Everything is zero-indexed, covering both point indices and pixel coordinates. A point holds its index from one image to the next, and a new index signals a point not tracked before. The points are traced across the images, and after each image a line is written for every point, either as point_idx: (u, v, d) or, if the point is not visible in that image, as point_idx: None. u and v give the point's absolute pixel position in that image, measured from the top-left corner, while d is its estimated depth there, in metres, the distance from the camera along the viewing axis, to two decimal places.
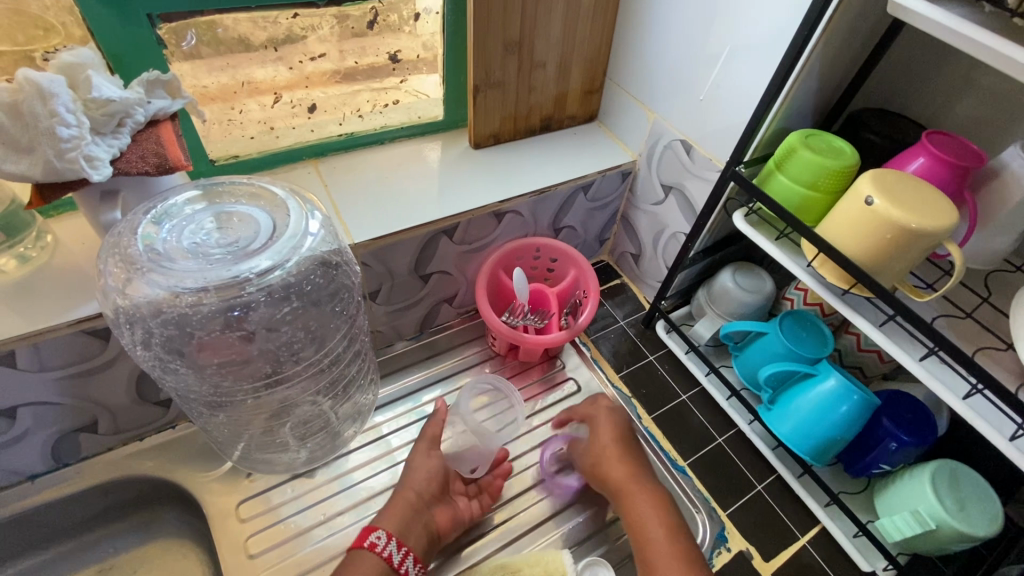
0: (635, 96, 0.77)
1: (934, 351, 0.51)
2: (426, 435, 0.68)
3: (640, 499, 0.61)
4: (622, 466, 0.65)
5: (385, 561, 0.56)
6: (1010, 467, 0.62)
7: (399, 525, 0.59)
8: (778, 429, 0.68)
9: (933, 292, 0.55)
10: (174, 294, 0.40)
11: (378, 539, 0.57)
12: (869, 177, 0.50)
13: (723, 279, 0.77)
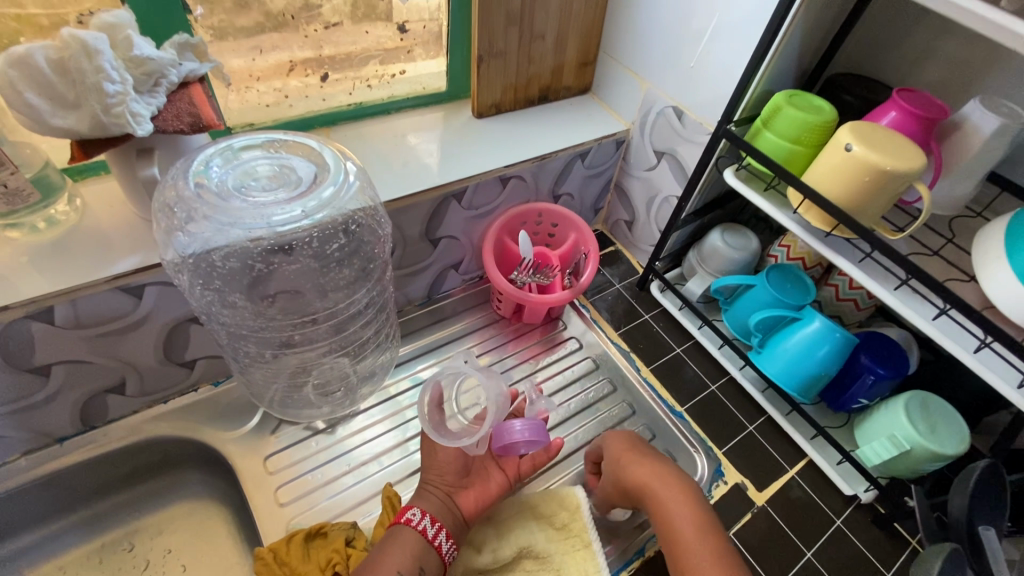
0: (628, 67, 0.82)
1: (905, 282, 0.57)
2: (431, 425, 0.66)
3: (666, 497, 0.57)
4: (667, 488, 0.58)
5: (419, 533, 0.55)
6: (973, 395, 0.70)
7: (435, 505, 0.59)
8: (768, 370, 0.75)
9: (904, 231, 0.61)
10: (230, 230, 0.44)
11: (414, 515, 0.57)
12: (847, 128, 0.56)
13: (712, 239, 0.83)
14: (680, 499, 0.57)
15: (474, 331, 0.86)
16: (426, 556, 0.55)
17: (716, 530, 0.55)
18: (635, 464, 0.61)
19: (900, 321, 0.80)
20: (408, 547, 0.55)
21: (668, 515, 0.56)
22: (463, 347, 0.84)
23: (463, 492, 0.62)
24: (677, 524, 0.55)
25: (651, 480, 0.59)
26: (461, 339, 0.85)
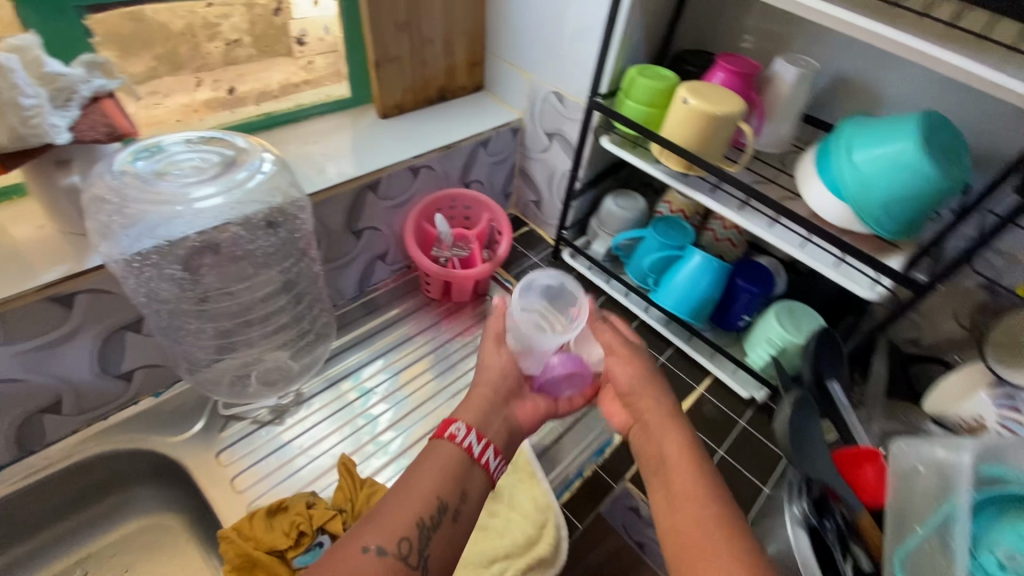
0: (512, 63, 0.93)
1: (745, 202, 0.72)
2: (489, 336, 0.72)
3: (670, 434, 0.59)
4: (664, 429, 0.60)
5: (462, 450, 0.57)
6: (828, 299, 0.85)
7: (473, 418, 0.61)
8: (666, 304, 0.87)
9: (737, 162, 0.74)
10: (163, 206, 0.55)
11: (458, 429, 0.58)
12: (686, 87, 0.69)
13: (607, 204, 0.95)
14: (670, 427, 0.60)
15: (408, 315, 0.92)
16: (465, 478, 0.56)
17: (706, 463, 0.56)
18: (636, 392, 0.64)
19: (769, 252, 0.95)
20: (449, 463, 0.56)
21: (659, 444, 0.59)
22: (397, 330, 0.89)
23: (517, 405, 0.67)
24: (666, 448, 0.58)
25: (659, 414, 0.61)
26: (396, 323, 0.90)
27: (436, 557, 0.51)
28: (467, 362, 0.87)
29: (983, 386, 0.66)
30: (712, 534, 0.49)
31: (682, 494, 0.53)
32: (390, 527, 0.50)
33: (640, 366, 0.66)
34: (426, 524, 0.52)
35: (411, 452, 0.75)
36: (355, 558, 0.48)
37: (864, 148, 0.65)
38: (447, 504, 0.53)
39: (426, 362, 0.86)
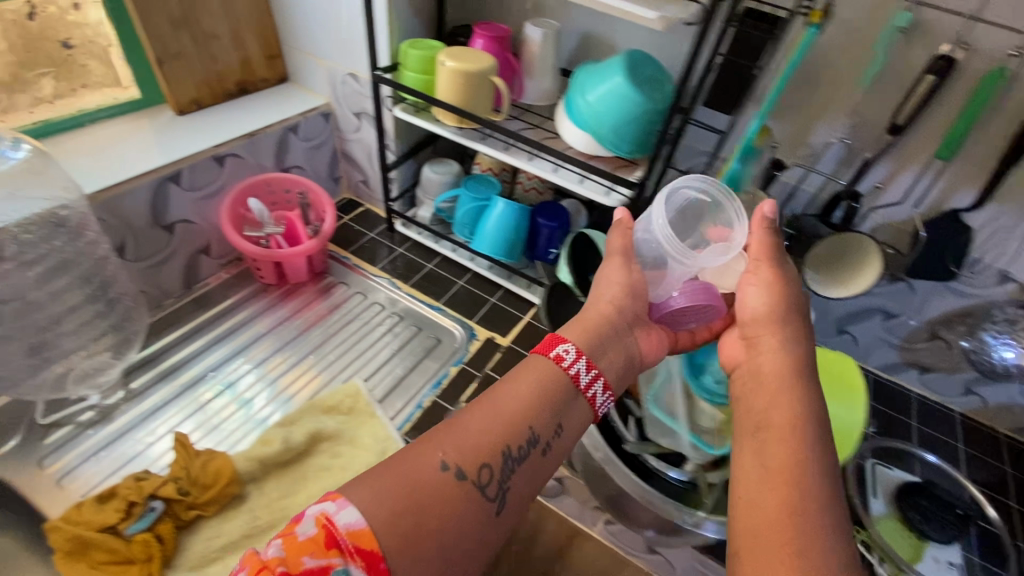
0: (307, 52, 0.99)
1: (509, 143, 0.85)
2: (612, 250, 0.65)
3: (790, 397, 0.50)
4: (782, 388, 0.51)
5: (569, 377, 0.51)
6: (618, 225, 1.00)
7: (585, 344, 0.54)
8: (483, 249, 0.98)
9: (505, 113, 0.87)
10: None
11: (566, 352, 0.52)
12: (444, 53, 0.80)
13: (424, 172, 1.04)
14: (786, 380, 0.52)
15: (244, 301, 0.95)
16: (562, 407, 0.50)
17: (824, 433, 0.47)
18: (760, 325, 0.58)
19: (571, 195, 1.09)
20: (541, 385, 0.49)
21: (768, 394, 0.52)
22: (233, 318, 0.92)
23: (639, 331, 0.61)
24: (778, 407, 0.49)
25: (777, 367, 0.54)
26: (230, 311, 0.92)
27: (515, 490, 0.45)
28: (309, 335, 0.92)
29: None
30: (793, 501, 0.42)
31: (775, 447, 0.46)
32: (475, 446, 0.43)
33: (783, 300, 0.58)
34: (511, 454, 0.45)
35: (271, 402, 0.82)
36: (427, 471, 0.41)
37: (593, 90, 0.79)
38: (538, 437, 0.47)
39: (266, 342, 0.89)
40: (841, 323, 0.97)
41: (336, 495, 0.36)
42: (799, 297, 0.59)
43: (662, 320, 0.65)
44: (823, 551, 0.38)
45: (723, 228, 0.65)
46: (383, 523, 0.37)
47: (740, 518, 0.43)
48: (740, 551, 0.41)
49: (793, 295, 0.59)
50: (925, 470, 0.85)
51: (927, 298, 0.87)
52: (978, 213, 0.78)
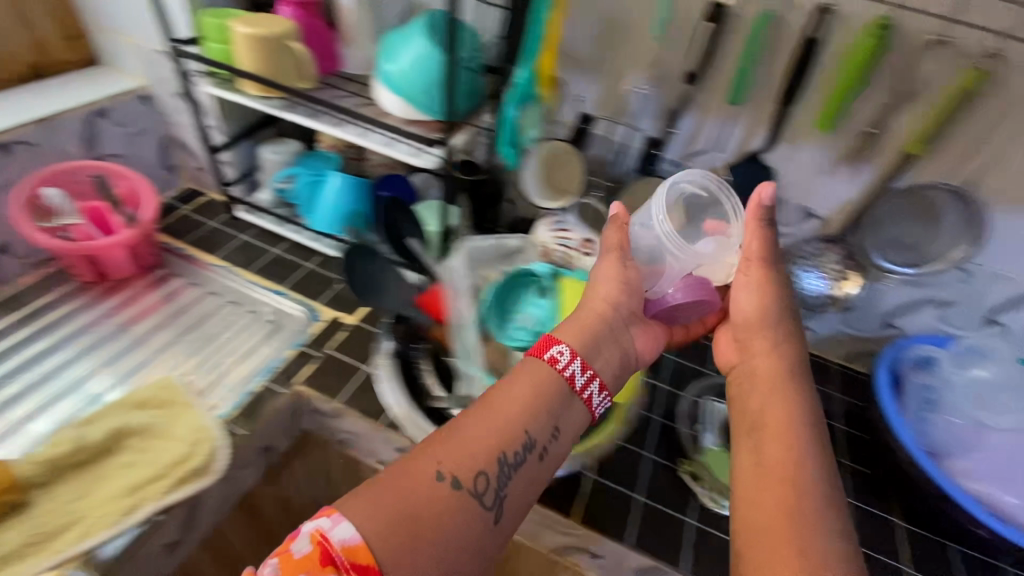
0: (112, 30, 0.93)
1: (317, 110, 0.81)
2: (609, 246, 0.68)
3: (784, 411, 0.60)
4: (775, 397, 0.62)
5: (564, 378, 0.58)
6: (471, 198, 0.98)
7: (579, 344, 0.61)
8: (324, 226, 0.94)
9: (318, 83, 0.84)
10: None
11: (560, 353, 0.59)
12: (236, 19, 0.77)
13: (262, 152, 0.99)
14: (778, 385, 0.63)
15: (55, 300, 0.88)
16: (555, 412, 0.57)
17: (817, 445, 0.58)
18: (751, 328, 0.68)
19: None
20: (533, 390, 0.57)
21: (761, 398, 0.63)
22: (45, 316, 0.86)
23: (637, 329, 0.67)
24: (769, 413, 0.61)
25: (771, 368, 0.65)
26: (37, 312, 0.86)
27: (511, 497, 0.53)
28: (131, 329, 0.87)
29: (546, 221, 0.85)
30: (792, 505, 0.52)
31: (771, 448, 0.58)
32: (473, 456, 0.51)
33: (767, 301, 0.68)
34: (507, 461, 0.53)
35: (110, 381, 0.80)
36: (423, 481, 0.49)
37: (397, 59, 0.78)
38: (534, 440, 0.55)
39: (80, 342, 0.83)
40: None
41: (331, 513, 0.45)
42: (783, 295, 0.68)
43: (656, 316, 0.71)
44: (820, 552, 0.49)
45: (718, 221, 0.70)
46: (377, 535, 0.45)
47: (746, 508, 0.54)
48: (743, 546, 0.52)
49: (779, 301, 0.68)
50: None
51: None
52: (774, 153, 0.84)
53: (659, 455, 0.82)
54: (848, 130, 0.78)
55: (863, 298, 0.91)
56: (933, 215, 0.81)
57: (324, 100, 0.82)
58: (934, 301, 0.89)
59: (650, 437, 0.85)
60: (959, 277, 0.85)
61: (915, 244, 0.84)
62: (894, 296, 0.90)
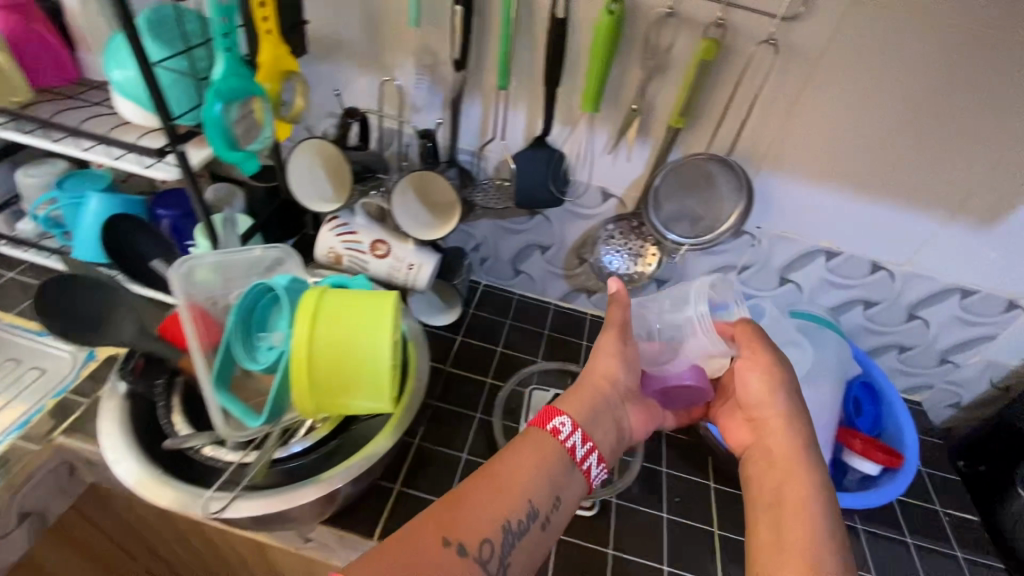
0: None
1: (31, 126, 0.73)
2: (611, 324, 0.72)
3: (801, 474, 0.63)
4: (793, 467, 0.65)
5: (568, 450, 0.63)
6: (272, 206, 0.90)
7: (580, 416, 0.66)
8: (81, 254, 0.80)
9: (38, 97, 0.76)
10: None
11: (563, 425, 0.64)
12: None
13: (18, 176, 0.87)
14: (795, 461, 0.65)
15: None
16: (559, 482, 0.61)
17: (828, 507, 0.60)
18: (763, 408, 0.71)
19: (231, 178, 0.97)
20: (538, 460, 0.61)
21: (776, 474, 0.65)
22: None
23: (631, 407, 0.72)
24: (785, 482, 0.63)
25: (786, 448, 0.67)
26: None
27: (514, 563, 0.55)
28: None
29: (327, 224, 0.81)
30: (811, 565, 0.55)
31: (793, 520, 0.59)
32: (477, 523, 0.54)
33: (774, 382, 0.71)
34: (512, 531, 0.56)
35: None
36: (433, 547, 0.51)
37: (118, 66, 0.67)
38: (538, 509, 0.58)
39: None
40: (514, 263, 1.05)
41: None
42: (787, 371, 0.72)
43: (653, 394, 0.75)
44: None
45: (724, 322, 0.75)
46: None
47: (769, 572, 0.56)
48: None
49: (788, 378, 0.72)
50: None
51: (564, 222, 0.95)
52: (555, 135, 0.83)
53: (474, 453, 0.81)
54: (617, 107, 0.78)
55: (669, 270, 0.97)
56: (708, 185, 0.82)
57: (39, 116, 0.74)
58: (733, 266, 0.93)
59: (464, 437, 0.82)
60: (749, 242, 0.89)
61: (698, 214, 0.86)
62: (698, 265, 0.95)
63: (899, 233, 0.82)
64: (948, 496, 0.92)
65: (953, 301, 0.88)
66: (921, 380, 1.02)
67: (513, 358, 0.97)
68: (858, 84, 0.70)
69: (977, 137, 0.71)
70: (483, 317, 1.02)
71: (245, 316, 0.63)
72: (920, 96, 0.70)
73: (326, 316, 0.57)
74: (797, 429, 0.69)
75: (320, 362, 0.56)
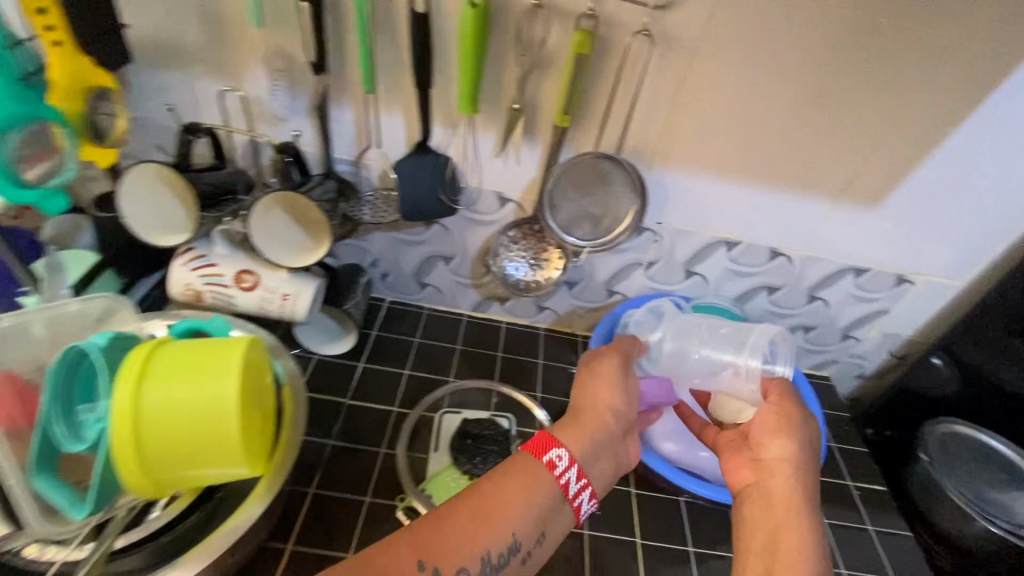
0: None
1: None
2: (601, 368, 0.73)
3: (802, 529, 0.60)
4: (792, 515, 0.61)
5: (562, 485, 0.62)
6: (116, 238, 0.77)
7: (579, 450, 0.65)
8: None
9: None
10: None
11: (558, 458, 0.63)
12: None
13: None
14: (797, 512, 0.62)
15: None
16: (546, 517, 0.60)
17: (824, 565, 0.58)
18: (768, 448, 0.67)
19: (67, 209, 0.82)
20: (524, 492, 0.59)
21: (776, 518, 0.62)
22: None
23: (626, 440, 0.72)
24: (784, 526, 0.61)
25: (789, 495, 0.63)
26: None
27: None
28: None
29: (180, 258, 0.71)
30: None
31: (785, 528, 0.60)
32: (456, 552, 0.54)
33: (794, 432, 0.67)
34: (491, 561, 0.55)
35: None
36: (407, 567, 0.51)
37: None
38: (519, 544, 0.57)
39: None
40: (418, 277, 0.97)
41: None
42: (810, 424, 0.69)
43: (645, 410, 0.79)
44: None
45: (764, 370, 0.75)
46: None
47: None
48: None
49: (802, 430, 0.68)
50: (499, 400, 0.87)
51: (464, 230, 0.88)
52: (437, 140, 0.76)
53: (378, 495, 0.73)
54: (499, 106, 0.72)
55: (577, 271, 0.93)
56: (603, 184, 0.79)
57: None
58: (639, 263, 0.91)
59: (367, 478, 0.74)
60: (652, 238, 0.87)
61: (597, 213, 0.81)
62: (606, 265, 0.92)
63: (792, 218, 0.83)
64: (858, 468, 0.94)
65: (848, 280, 0.90)
66: (828, 358, 1.04)
67: (423, 380, 0.89)
68: (738, 72, 0.68)
69: (854, 120, 0.72)
70: (389, 339, 0.95)
71: (61, 389, 0.53)
72: (798, 81, 0.69)
73: (149, 391, 0.49)
74: (800, 474, 0.64)
75: (148, 449, 0.48)
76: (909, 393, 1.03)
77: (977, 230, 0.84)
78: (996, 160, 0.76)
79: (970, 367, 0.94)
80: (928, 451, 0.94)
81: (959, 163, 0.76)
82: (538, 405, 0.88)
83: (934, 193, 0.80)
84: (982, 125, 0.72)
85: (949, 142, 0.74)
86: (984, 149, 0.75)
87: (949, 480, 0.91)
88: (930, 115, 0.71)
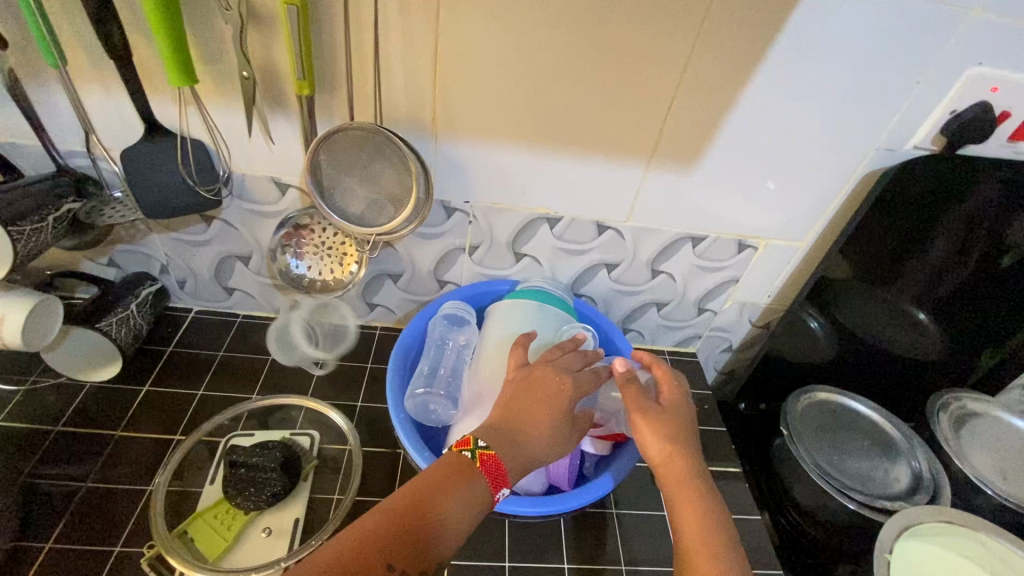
0: None
1: None
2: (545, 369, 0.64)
3: (689, 496, 0.57)
4: (682, 486, 0.57)
5: (490, 502, 0.53)
6: None
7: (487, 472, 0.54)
8: None
9: None
10: None
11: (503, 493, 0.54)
12: None
13: None
14: (687, 482, 0.58)
15: None
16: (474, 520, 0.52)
17: (721, 523, 0.55)
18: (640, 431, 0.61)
19: None
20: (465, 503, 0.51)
21: (674, 494, 0.58)
22: None
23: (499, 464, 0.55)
24: (678, 499, 0.57)
25: (673, 469, 0.58)
26: None
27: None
28: None
29: None
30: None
31: (684, 513, 0.56)
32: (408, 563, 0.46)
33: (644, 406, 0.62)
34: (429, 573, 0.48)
35: None
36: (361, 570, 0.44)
37: None
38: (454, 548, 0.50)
39: None
40: (220, 282, 0.85)
41: None
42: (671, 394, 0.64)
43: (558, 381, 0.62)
44: None
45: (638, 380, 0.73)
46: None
47: None
48: None
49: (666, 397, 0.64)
50: (306, 416, 0.77)
51: (251, 225, 0.76)
52: (175, 121, 0.64)
53: (131, 541, 0.63)
54: (231, 76, 0.61)
55: (395, 262, 0.83)
56: (378, 164, 0.67)
57: None
58: (461, 247, 0.81)
59: (122, 523, 0.64)
60: (466, 219, 0.77)
61: (392, 197, 0.69)
62: (426, 253, 0.82)
63: (607, 187, 0.74)
64: (718, 450, 0.88)
65: (687, 251, 0.83)
66: (688, 333, 0.97)
67: (219, 400, 0.78)
68: (498, 22, 0.58)
69: (644, 69, 0.62)
70: (189, 354, 0.83)
71: None
72: (569, 29, 0.59)
73: None
74: (680, 445, 0.60)
75: None
76: (774, 360, 0.98)
77: (810, 188, 0.76)
78: (811, 109, 0.67)
79: (839, 323, 0.90)
80: (789, 423, 0.85)
81: (771, 114, 0.68)
82: (335, 409, 0.78)
83: (752, 147, 0.71)
84: (788, 67, 0.63)
85: (751, 91, 0.65)
86: (794, 97, 0.66)
87: (805, 452, 0.81)
88: (730, 60, 0.62)
